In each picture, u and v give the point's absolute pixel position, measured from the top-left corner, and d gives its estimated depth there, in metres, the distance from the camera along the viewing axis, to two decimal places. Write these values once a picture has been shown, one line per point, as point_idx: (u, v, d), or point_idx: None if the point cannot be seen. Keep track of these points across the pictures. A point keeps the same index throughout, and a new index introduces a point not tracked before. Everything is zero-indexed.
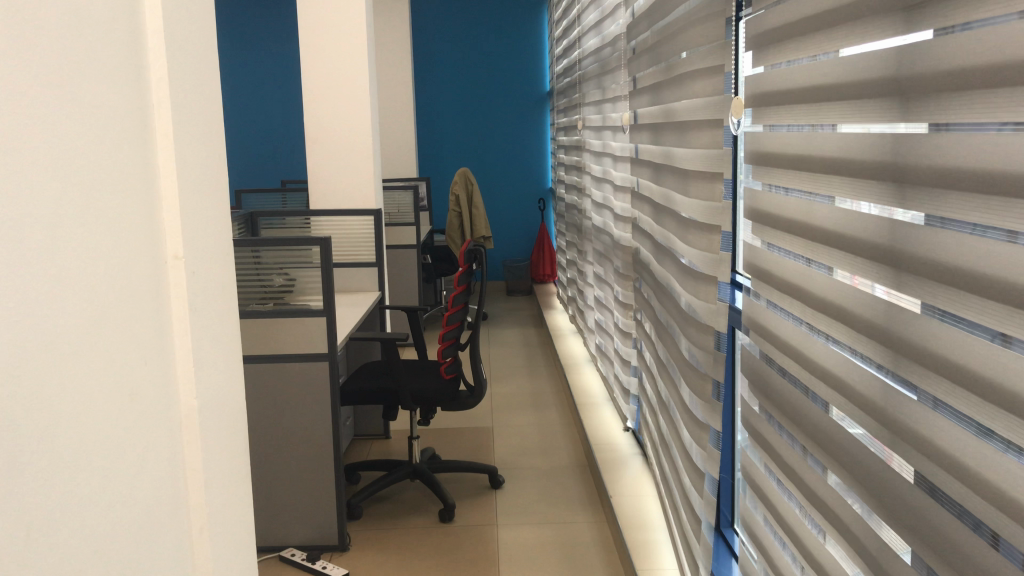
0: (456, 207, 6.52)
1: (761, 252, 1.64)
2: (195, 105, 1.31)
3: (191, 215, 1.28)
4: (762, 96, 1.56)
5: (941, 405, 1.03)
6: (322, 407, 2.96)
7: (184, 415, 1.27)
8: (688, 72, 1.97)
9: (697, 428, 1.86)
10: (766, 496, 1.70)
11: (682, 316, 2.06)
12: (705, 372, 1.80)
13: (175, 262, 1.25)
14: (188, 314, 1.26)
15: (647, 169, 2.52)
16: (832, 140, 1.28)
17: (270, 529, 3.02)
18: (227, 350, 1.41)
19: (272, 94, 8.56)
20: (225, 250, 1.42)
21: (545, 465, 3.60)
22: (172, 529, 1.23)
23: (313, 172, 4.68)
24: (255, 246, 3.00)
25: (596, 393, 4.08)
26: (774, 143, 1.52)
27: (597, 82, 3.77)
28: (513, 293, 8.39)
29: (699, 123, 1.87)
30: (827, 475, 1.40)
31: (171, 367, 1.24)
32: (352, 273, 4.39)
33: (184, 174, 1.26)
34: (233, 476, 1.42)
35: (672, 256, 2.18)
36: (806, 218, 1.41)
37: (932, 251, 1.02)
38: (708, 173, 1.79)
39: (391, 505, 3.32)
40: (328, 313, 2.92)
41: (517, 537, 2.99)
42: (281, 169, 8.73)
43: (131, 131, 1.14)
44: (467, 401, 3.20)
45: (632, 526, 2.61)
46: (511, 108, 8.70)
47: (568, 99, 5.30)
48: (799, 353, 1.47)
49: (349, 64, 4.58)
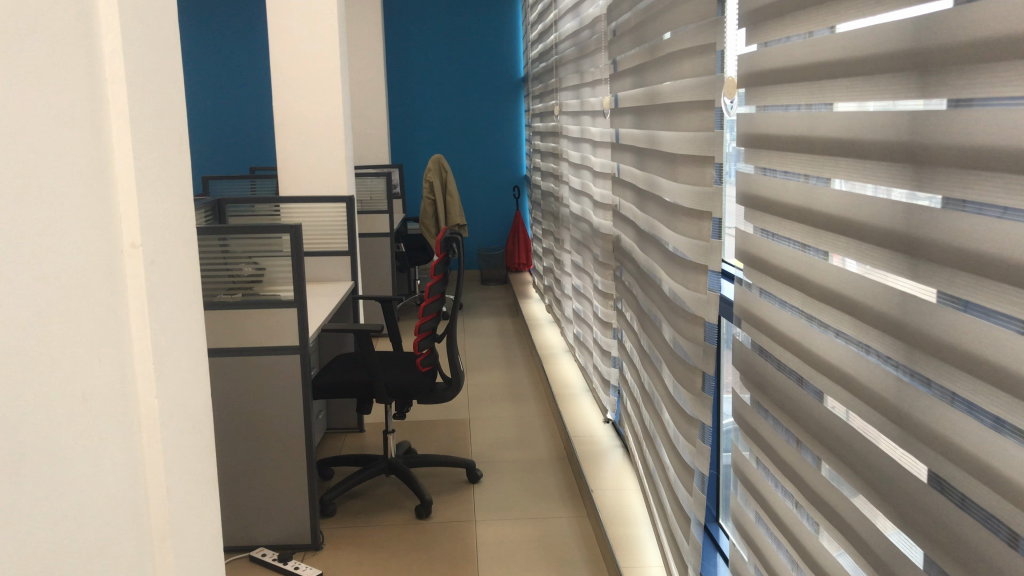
0: (430, 194, 6.41)
1: (755, 238, 1.57)
2: (153, 76, 1.21)
3: (150, 198, 1.18)
4: (757, 75, 1.49)
5: (959, 400, 0.96)
6: (294, 401, 2.86)
7: (144, 416, 1.18)
8: (675, 52, 1.89)
9: (685, 421, 1.79)
10: (759, 493, 1.64)
11: (668, 306, 2.00)
12: (694, 364, 1.73)
13: (133, 251, 1.15)
14: (147, 305, 1.17)
15: (630, 153, 2.45)
16: (837, 121, 1.22)
17: (240, 528, 2.92)
18: (190, 343, 1.31)
19: (239, 81, 8.38)
20: (187, 240, 1.32)
21: (523, 458, 3.53)
22: (128, 540, 1.14)
23: (282, 158, 4.56)
24: (222, 235, 2.90)
25: (574, 384, 4.02)
26: (770, 125, 1.45)
27: (574, 65, 3.70)
28: (487, 282, 8.31)
29: (687, 103, 1.80)
30: (820, 465, 1.36)
31: (128, 364, 1.15)
32: (323, 262, 4.28)
33: (142, 157, 1.16)
34: (198, 479, 1.33)
35: (657, 244, 2.11)
36: (807, 203, 1.35)
37: (951, 235, 0.96)
38: (698, 156, 1.72)
39: (366, 500, 3.23)
40: (299, 304, 2.82)
41: (496, 534, 2.91)
42: (250, 156, 8.56)
43: (81, 105, 1.04)
44: (443, 395, 3.11)
45: (615, 522, 2.54)
46: (485, 94, 8.59)
47: (544, 85, 5.22)
48: (797, 344, 1.40)
49: (319, 47, 4.46)
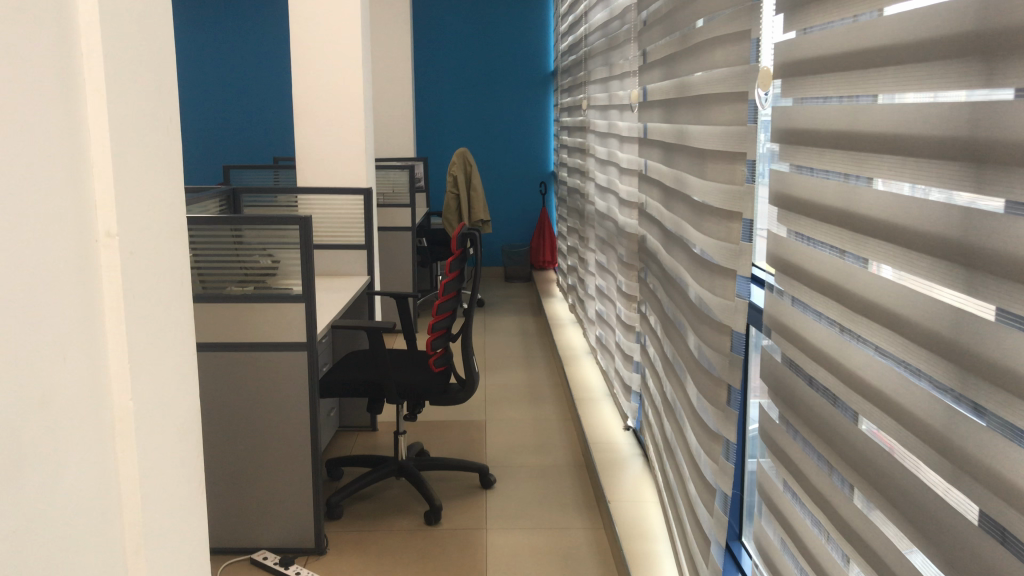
0: (453, 188, 6.31)
1: (789, 243, 1.45)
2: (135, 47, 1.11)
3: (129, 184, 1.10)
4: (795, 64, 1.37)
5: (1016, 434, 0.85)
6: (301, 399, 2.78)
7: (117, 419, 1.10)
8: (707, 41, 1.77)
9: (708, 437, 1.67)
10: (786, 519, 1.52)
11: (693, 312, 1.89)
12: (719, 376, 1.61)
13: (107, 241, 1.06)
14: (122, 300, 1.08)
15: (657, 149, 2.33)
16: (886, 113, 1.10)
17: (243, 530, 2.85)
18: (173, 339, 1.22)
19: (265, 70, 8.34)
20: (173, 229, 1.23)
21: (539, 463, 3.43)
22: (95, 551, 1.05)
23: (302, 149, 4.49)
24: (237, 224, 2.79)
25: (596, 387, 3.91)
26: (810, 119, 1.34)
27: (603, 57, 3.58)
28: (511, 279, 8.21)
29: (719, 95, 1.69)
30: (853, 494, 1.27)
31: (100, 362, 1.06)
32: (340, 255, 4.21)
33: (120, 139, 1.07)
34: (180, 485, 1.25)
35: (683, 246, 2.00)
36: (847, 206, 1.23)
37: (1013, 244, 0.84)
38: (729, 152, 1.61)
39: (374, 503, 3.15)
40: (307, 299, 2.72)
41: (507, 543, 2.81)
42: (275, 146, 8.52)
43: (51, 81, 0.96)
44: (458, 396, 3.02)
45: (631, 535, 2.43)
46: (514, 88, 8.48)
47: (573, 78, 5.10)
48: (833, 361, 1.29)
49: (342, 35, 4.38)
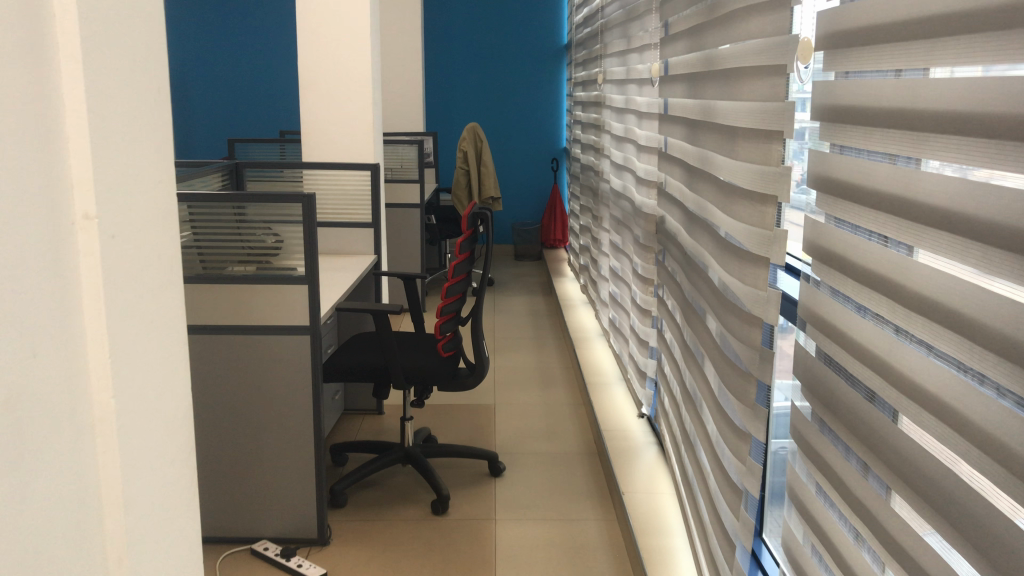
0: (464, 164, 6.19)
1: (828, 229, 1.34)
2: (116, 10, 1.01)
3: (110, 160, 1.00)
4: (838, 35, 1.26)
5: None
6: (305, 385, 2.69)
7: (98, 419, 1.01)
8: (738, 11, 1.65)
9: (735, 437, 1.57)
10: (816, 523, 1.43)
11: (718, 300, 1.78)
12: (748, 371, 1.51)
13: (86, 223, 0.97)
14: (103, 291, 0.99)
15: (679, 127, 2.22)
16: (949, 89, 1.00)
17: (243, 519, 2.78)
18: (160, 333, 1.13)
19: (271, 42, 8.21)
20: (161, 213, 1.13)
21: (550, 450, 3.35)
22: (74, 564, 0.97)
23: (307, 123, 4.38)
24: (238, 202, 2.70)
25: (608, 371, 3.82)
26: (856, 95, 1.23)
27: (621, 30, 3.46)
28: (521, 258, 8.11)
29: (752, 70, 1.57)
30: (891, 497, 1.19)
31: (78, 360, 0.97)
32: (347, 233, 4.11)
33: (100, 112, 0.97)
34: (169, 487, 1.16)
35: (708, 230, 1.89)
36: (898, 191, 1.13)
37: None
38: (762, 131, 1.50)
39: (380, 491, 3.07)
40: (310, 282, 2.64)
41: (517, 535, 2.73)
42: (281, 120, 8.40)
43: (19, 42, 0.85)
44: (467, 381, 2.93)
45: (647, 530, 2.33)
46: (525, 61, 8.33)
47: (588, 52, 4.97)
48: (881, 359, 1.19)
49: (349, 6, 4.25)
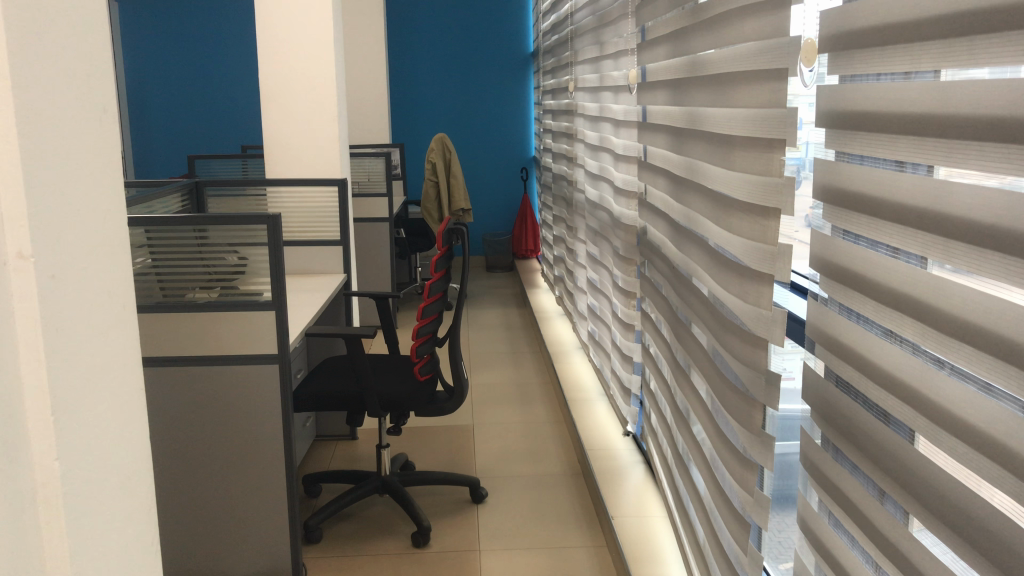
0: (432, 175, 6.08)
1: (837, 243, 1.25)
2: (51, 24, 0.89)
3: (46, 189, 0.88)
4: (841, 36, 1.18)
5: None
6: (274, 415, 2.57)
7: (40, 487, 0.89)
8: (727, 14, 1.57)
9: (742, 467, 1.48)
10: (830, 556, 1.34)
11: (711, 316, 1.69)
12: (753, 395, 1.43)
13: (20, 264, 0.85)
14: (42, 340, 0.87)
15: (663, 135, 2.14)
16: (963, 90, 0.91)
17: (212, 559, 2.64)
18: (112, 383, 1.01)
19: (231, 55, 8.04)
20: (109, 250, 1.01)
21: (532, 472, 3.24)
22: None
23: (270, 138, 4.25)
24: (200, 223, 2.57)
25: (589, 386, 3.72)
26: (861, 98, 1.14)
27: (593, 35, 3.37)
28: (493, 269, 8.02)
29: (748, 77, 1.49)
30: (914, 527, 1.10)
31: (14, 419, 0.85)
32: (314, 250, 3.98)
33: (32, 137, 0.85)
34: (124, 561, 1.04)
35: (698, 242, 1.80)
36: (910, 201, 1.04)
37: None
38: (762, 141, 1.43)
39: (357, 524, 2.95)
40: (277, 307, 2.52)
41: (503, 566, 2.62)
42: (243, 134, 8.22)
43: None
44: (445, 406, 2.81)
45: (640, 558, 2.24)
46: (491, 70, 8.25)
47: (557, 59, 4.89)
48: (897, 381, 1.10)
49: (311, 17, 4.13)
